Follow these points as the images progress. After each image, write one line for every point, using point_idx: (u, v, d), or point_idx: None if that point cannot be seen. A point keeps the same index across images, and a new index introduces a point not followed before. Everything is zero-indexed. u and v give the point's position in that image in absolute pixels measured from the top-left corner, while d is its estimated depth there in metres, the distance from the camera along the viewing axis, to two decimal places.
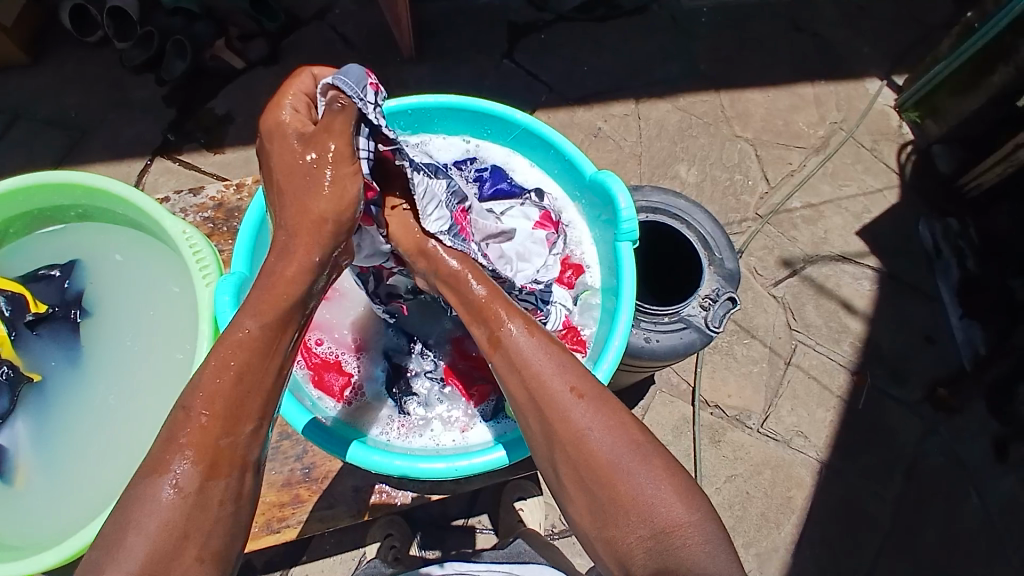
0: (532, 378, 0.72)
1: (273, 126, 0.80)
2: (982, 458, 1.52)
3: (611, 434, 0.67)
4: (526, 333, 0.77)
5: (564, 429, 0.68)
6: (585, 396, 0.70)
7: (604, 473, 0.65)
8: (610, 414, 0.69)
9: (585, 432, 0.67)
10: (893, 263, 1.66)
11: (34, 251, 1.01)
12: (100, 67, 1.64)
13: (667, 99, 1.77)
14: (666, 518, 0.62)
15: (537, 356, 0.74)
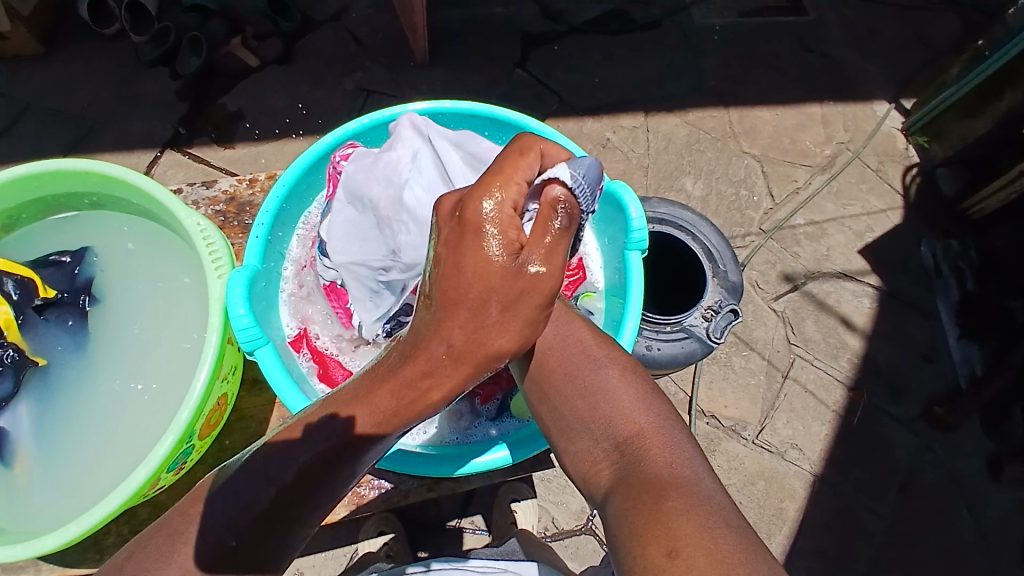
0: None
1: (482, 224, 0.57)
2: (976, 477, 1.54)
3: (575, 349, 0.79)
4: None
5: (534, 352, 0.80)
6: (553, 317, 0.82)
7: (569, 387, 0.76)
8: (573, 334, 0.81)
9: (551, 352, 0.79)
10: (893, 282, 1.68)
11: (47, 237, 1.04)
12: (120, 61, 1.67)
13: (675, 113, 1.80)
14: (622, 418, 0.70)
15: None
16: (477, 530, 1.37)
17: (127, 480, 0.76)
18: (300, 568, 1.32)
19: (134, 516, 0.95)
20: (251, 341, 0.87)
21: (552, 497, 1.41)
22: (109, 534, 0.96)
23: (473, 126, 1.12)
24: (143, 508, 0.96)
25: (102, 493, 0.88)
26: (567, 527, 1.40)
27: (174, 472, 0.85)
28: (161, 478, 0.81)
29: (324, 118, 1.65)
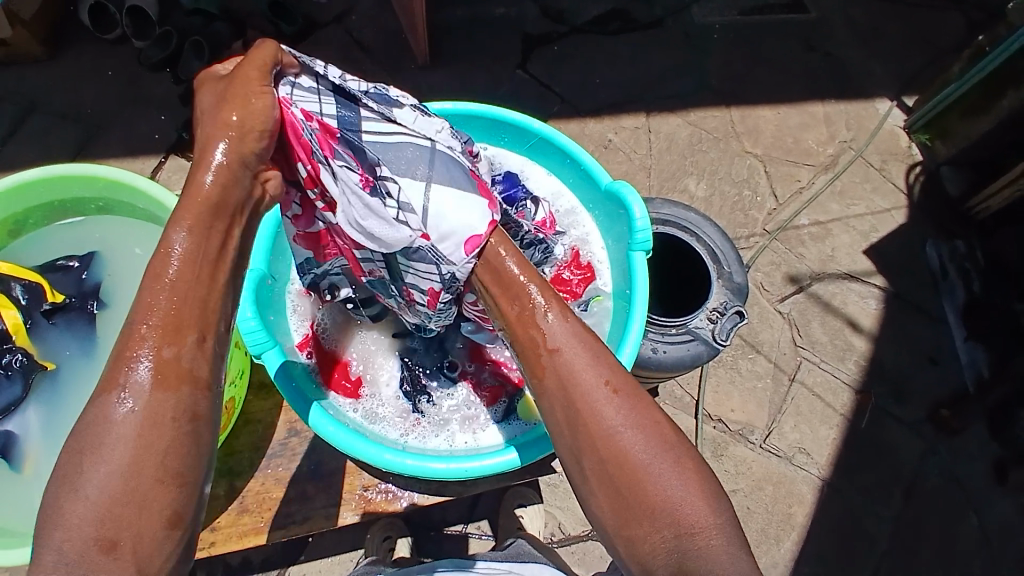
0: (565, 377, 0.60)
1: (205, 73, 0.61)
2: (981, 480, 1.52)
3: (646, 435, 0.57)
4: (564, 322, 0.63)
5: (592, 431, 0.57)
6: (620, 391, 0.58)
7: (635, 475, 0.56)
8: (644, 412, 0.58)
9: (619, 432, 0.57)
10: (899, 283, 1.67)
11: (55, 240, 1.01)
12: (118, 64, 1.65)
13: (678, 114, 1.78)
14: (697, 526, 0.54)
15: (579, 357, 0.60)
16: (484, 535, 1.36)
17: None
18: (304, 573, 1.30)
19: None
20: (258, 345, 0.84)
21: (559, 502, 1.39)
22: None
23: (477, 129, 1.09)
24: None
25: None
26: (574, 532, 1.38)
27: None
28: None
29: None
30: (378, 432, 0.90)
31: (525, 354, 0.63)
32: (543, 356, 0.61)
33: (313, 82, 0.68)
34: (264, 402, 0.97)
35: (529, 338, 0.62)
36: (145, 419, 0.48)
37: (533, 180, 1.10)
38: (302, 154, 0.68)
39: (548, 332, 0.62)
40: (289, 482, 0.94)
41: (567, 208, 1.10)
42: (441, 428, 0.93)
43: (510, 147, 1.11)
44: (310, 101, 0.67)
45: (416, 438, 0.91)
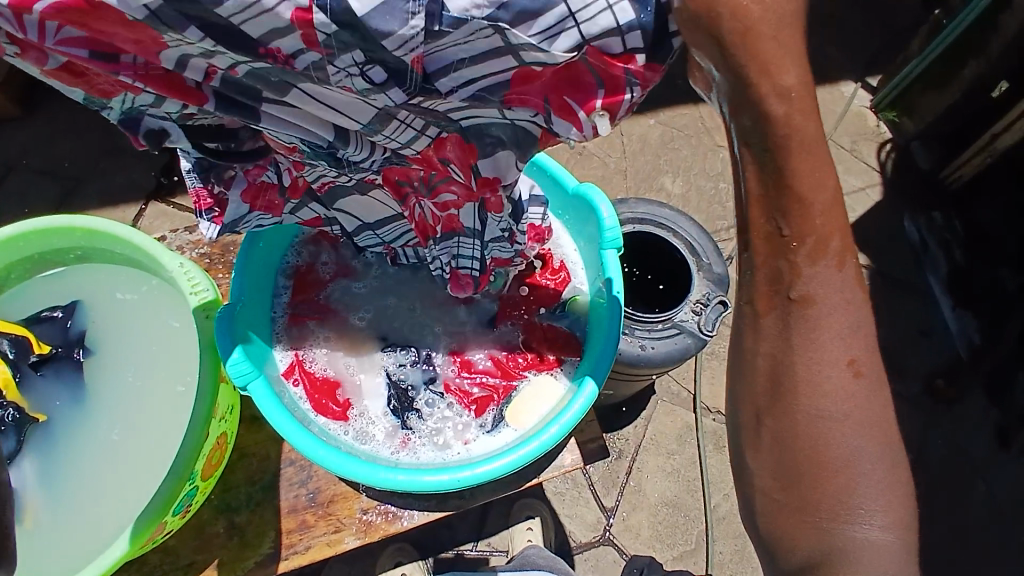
0: (804, 343, 0.54)
1: None
2: (985, 447, 1.53)
3: (861, 431, 0.56)
4: (836, 271, 0.53)
5: (796, 408, 0.55)
6: (864, 376, 0.55)
7: (824, 467, 0.56)
8: (869, 407, 0.56)
9: (826, 423, 0.55)
10: (880, 259, 1.69)
11: (39, 292, 0.99)
12: (92, 118, 1.67)
13: (648, 114, 1.81)
14: (864, 530, 0.56)
15: (830, 325, 0.54)
16: (495, 551, 1.36)
17: (130, 532, 0.76)
18: None
19: (145, 563, 0.91)
20: (242, 376, 0.83)
21: (566, 510, 1.40)
22: None
23: None
24: (153, 554, 0.92)
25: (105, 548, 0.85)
26: (585, 539, 1.39)
27: (180, 516, 0.84)
28: (167, 522, 0.81)
29: None
30: (371, 451, 0.91)
31: (751, 274, 0.54)
32: (778, 297, 0.54)
33: None
34: (256, 435, 0.98)
35: (785, 270, 0.52)
36: None
37: None
38: None
39: (813, 278, 0.53)
40: (289, 512, 0.95)
41: None
42: (433, 439, 0.94)
43: None
44: None
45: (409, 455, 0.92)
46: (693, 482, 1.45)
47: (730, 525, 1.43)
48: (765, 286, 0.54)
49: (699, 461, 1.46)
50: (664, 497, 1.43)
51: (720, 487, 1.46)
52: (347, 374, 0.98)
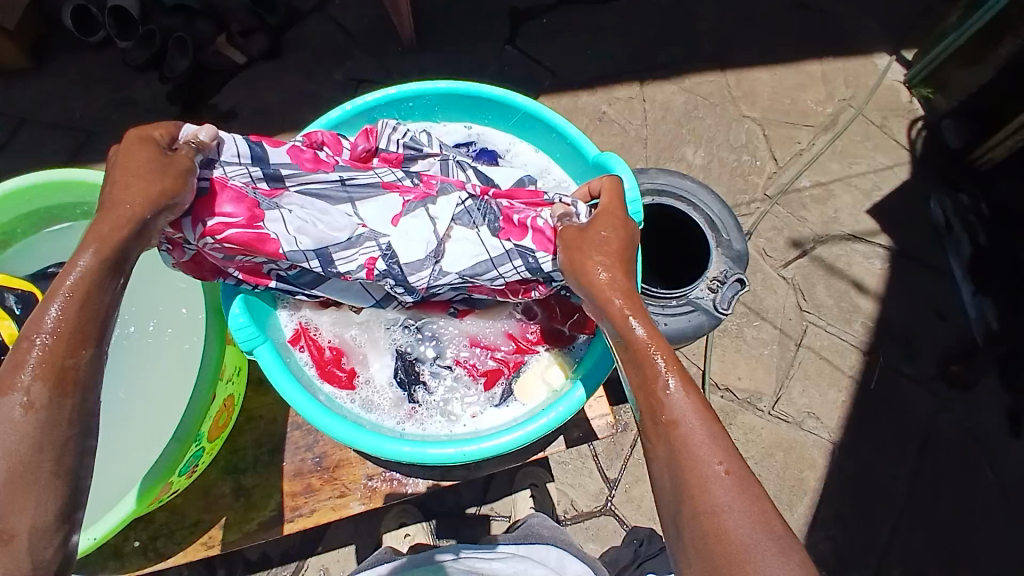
0: (682, 448, 0.58)
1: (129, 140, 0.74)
2: (996, 433, 1.51)
3: (751, 518, 0.53)
4: (694, 401, 0.61)
5: (697, 504, 0.54)
6: (734, 472, 0.55)
7: (739, 560, 0.51)
8: (755, 502, 0.54)
9: (723, 511, 0.53)
10: (904, 240, 1.64)
11: (46, 249, 1.00)
12: (103, 68, 1.64)
13: (672, 81, 1.75)
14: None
15: (697, 433, 0.58)
16: (497, 517, 1.36)
17: (136, 490, 0.76)
18: (322, 565, 1.32)
19: (152, 522, 0.92)
20: (249, 341, 0.84)
21: (569, 479, 1.40)
22: (127, 540, 0.92)
23: (461, 108, 1.09)
24: (160, 512, 0.92)
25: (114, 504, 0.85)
26: (587, 509, 1.39)
27: (186, 477, 0.84)
28: (172, 483, 0.80)
29: (312, 111, 1.63)
30: (377, 422, 0.90)
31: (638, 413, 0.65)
32: (656, 425, 0.61)
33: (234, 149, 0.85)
34: (263, 398, 0.98)
35: (651, 399, 0.63)
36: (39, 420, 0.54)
37: (519, 157, 1.11)
38: (234, 210, 0.83)
39: (670, 402, 0.61)
40: (294, 475, 0.95)
41: (555, 180, 1.09)
42: (440, 412, 0.93)
43: (495, 124, 1.10)
44: (238, 171, 0.85)
45: (415, 427, 0.91)
46: None
47: None
48: (648, 422, 0.62)
49: None
50: None
51: None
52: (354, 343, 0.96)
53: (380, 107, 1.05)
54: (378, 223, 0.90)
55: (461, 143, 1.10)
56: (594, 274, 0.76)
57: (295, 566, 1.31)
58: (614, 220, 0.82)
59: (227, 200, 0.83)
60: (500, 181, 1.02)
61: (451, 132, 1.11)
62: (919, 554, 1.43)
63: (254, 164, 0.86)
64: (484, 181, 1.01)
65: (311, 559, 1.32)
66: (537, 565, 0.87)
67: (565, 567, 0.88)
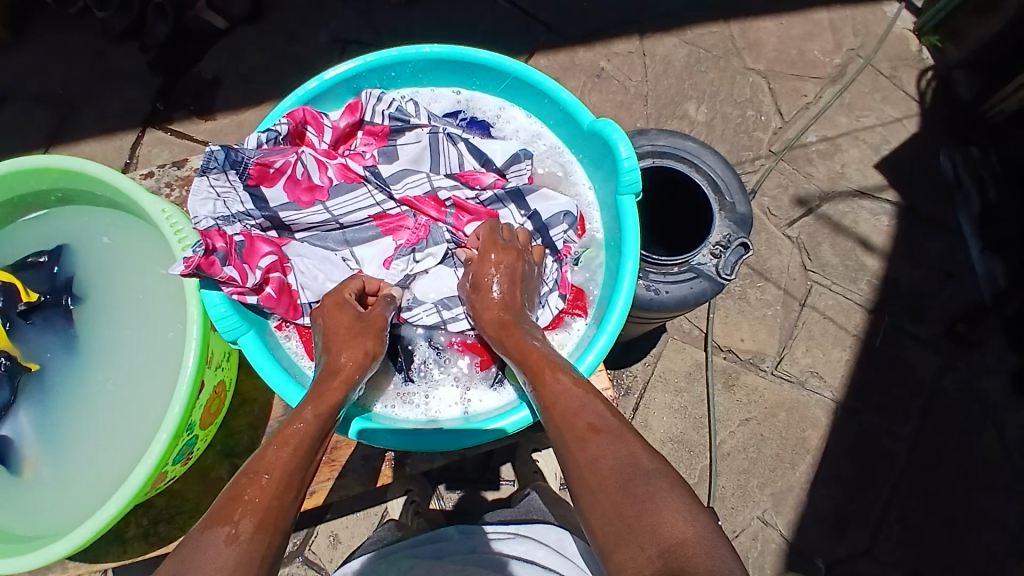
0: (562, 424, 0.65)
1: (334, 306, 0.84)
2: (1000, 390, 1.51)
3: (623, 461, 0.59)
4: (572, 383, 0.70)
5: (579, 464, 0.61)
6: (602, 430, 0.62)
7: (622, 500, 0.56)
8: (623, 447, 0.60)
9: (598, 462, 0.60)
10: (911, 196, 1.60)
11: (24, 238, 0.98)
12: (83, 38, 1.58)
13: (673, 34, 1.68)
14: (678, 541, 0.52)
15: (571, 406, 0.67)
16: (504, 481, 1.35)
17: (128, 487, 0.75)
18: (333, 530, 1.32)
19: (152, 507, 0.96)
20: (232, 330, 0.85)
21: None
22: (129, 525, 0.96)
23: (449, 72, 1.05)
24: (159, 498, 0.96)
25: (110, 494, 0.87)
26: None
27: (181, 463, 0.86)
28: (167, 471, 0.81)
29: (300, 75, 1.58)
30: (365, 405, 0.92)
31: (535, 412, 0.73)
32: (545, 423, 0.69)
33: (229, 187, 0.92)
34: (254, 380, 1.02)
35: (537, 392, 0.72)
36: (229, 537, 0.54)
37: (512, 124, 1.07)
38: (267, 247, 0.91)
39: (553, 393, 0.70)
40: None
41: (549, 149, 1.06)
42: (432, 391, 0.94)
43: (485, 89, 1.06)
44: (235, 202, 0.93)
45: (406, 411, 0.93)
46: (701, 420, 1.44)
47: (736, 463, 1.43)
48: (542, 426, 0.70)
49: (708, 399, 1.45)
50: (670, 434, 1.43)
51: (726, 425, 1.45)
52: None
53: (361, 75, 1.01)
54: (371, 266, 0.96)
55: (450, 110, 1.06)
56: (484, 309, 0.84)
57: (305, 533, 1.31)
58: (502, 254, 0.87)
59: (264, 246, 0.91)
60: (494, 158, 1.01)
61: (440, 98, 1.07)
62: (920, 512, 1.44)
63: (255, 207, 0.94)
64: (478, 158, 1.01)
65: (321, 525, 1.32)
66: (539, 546, 0.86)
67: (566, 547, 0.87)
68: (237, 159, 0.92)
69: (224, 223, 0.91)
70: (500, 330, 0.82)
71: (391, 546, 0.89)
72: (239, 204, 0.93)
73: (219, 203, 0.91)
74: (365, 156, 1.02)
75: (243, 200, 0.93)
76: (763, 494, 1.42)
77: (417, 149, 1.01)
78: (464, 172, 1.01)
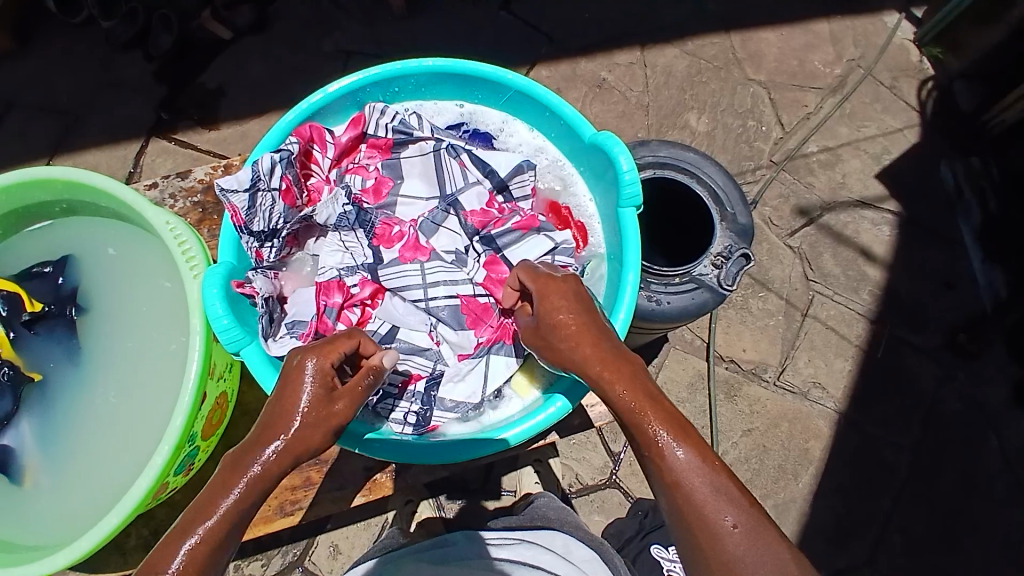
0: (689, 510, 0.55)
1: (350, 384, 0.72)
2: (1002, 403, 1.50)
3: (774, 569, 0.51)
4: (695, 457, 0.57)
5: (714, 564, 0.53)
6: (741, 528, 0.53)
7: None
8: (767, 549, 0.52)
9: (740, 568, 0.51)
10: (912, 207, 1.61)
11: (27, 248, 0.99)
12: (86, 48, 1.59)
13: (675, 45, 1.69)
14: None
15: (699, 490, 0.55)
16: (505, 491, 1.34)
17: (131, 498, 0.75)
18: (334, 541, 1.31)
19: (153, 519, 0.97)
20: (235, 343, 0.82)
21: (574, 454, 1.38)
22: (130, 536, 0.99)
23: (450, 86, 1.05)
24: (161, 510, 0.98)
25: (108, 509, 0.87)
26: (592, 482, 1.37)
27: (183, 474, 0.86)
28: (169, 482, 0.82)
29: (302, 85, 1.59)
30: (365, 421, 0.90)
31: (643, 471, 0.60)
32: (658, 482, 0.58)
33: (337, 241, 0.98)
34: (257, 392, 1.02)
35: (652, 462, 0.58)
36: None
37: (513, 136, 1.07)
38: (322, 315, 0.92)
39: (669, 464, 0.57)
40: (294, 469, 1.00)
41: (551, 161, 1.06)
42: (431, 405, 0.92)
43: (487, 102, 1.06)
44: (352, 241, 0.98)
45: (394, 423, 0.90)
46: (702, 430, 1.44)
47: (739, 475, 1.43)
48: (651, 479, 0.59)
49: (710, 410, 1.45)
50: None
51: (728, 436, 1.45)
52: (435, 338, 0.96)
53: (364, 88, 1.01)
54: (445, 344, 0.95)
55: (452, 122, 1.06)
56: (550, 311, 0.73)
57: (305, 545, 1.31)
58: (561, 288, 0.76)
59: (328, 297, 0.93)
60: (498, 168, 1.00)
61: (442, 111, 1.07)
62: (922, 525, 1.43)
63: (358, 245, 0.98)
64: (481, 168, 1.00)
65: (322, 536, 1.32)
66: (544, 551, 0.87)
67: (572, 552, 0.88)
68: (365, 219, 0.98)
69: (347, 273, 0.97)
70: (600, 374, 0.66)
71: (394, 552, 0.89)
72: (261, 222, 0.90)
73: (346, 255, 0.98)
74: (369, 169, 1.01)
75: (365, 253, 0.98)
76: (765, 505, 1.41)
77: (421, 161, 1.00)
78: (470, 184, 1.00)
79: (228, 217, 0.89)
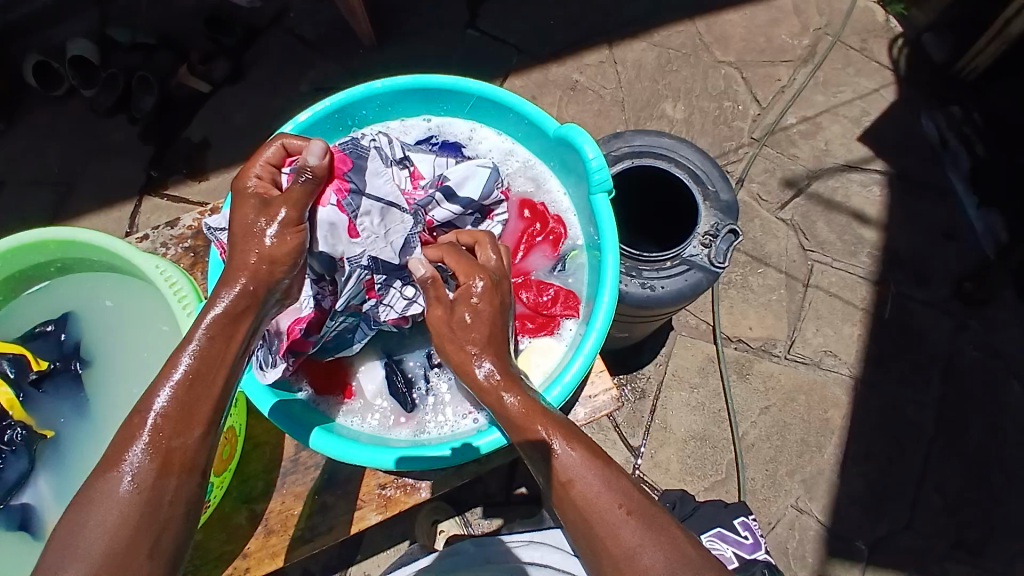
0: (583, 507, 0.58)
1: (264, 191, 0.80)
2: (1019, 345, 1.48)
3: (664, 552, 0.55)
4: (587, 456, 0.61)
5: (612, 554, 0.55)
6: (635, 514, 0.57)
7: None
8: (661, 533, 0.56)
9: (636, 554, 0.55)
10: (901, 164, 1.60)
11: (28, 310, 1.01)
12: (72, 118, 1.64)
13: (641, 38, 1.71)
14: None
15: (591, 483, 0.59)
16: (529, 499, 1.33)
17: None
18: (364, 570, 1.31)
19: None
20: None
21: None
22: None
23: (416, 102, 1.07)
24: None
25: None
26: None
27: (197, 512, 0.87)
28: None
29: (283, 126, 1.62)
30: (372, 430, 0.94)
31: (536, 474, 0.64)
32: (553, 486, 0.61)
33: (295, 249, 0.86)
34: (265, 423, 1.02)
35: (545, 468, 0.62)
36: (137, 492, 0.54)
37: (483, 142, 1.09)
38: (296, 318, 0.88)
39: (563, 463, 0.61)
40: (312, 493, 1.00)
41: (522, 161, 1.08)
42: (438, 408, 0.96)
43: (453, 113, 1.09)
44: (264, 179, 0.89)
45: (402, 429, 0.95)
46: (720, 413, 1.43)
47: (761, 453, 1.41)
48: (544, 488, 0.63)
49: (724, 393, 1.44)
50: (691, 431, 1.41)
51: (746, 415, 1.44)
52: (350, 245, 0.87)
53: (331, 116, 1.04)
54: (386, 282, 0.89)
55: (421, 136, 1.08)
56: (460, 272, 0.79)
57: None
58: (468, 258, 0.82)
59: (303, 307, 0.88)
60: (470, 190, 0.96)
61: (410, 128, 1.10)
62: (955, 479, 1.41)
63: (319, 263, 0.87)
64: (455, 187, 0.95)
65: (352, 567, 1.32)
66: (554, 551, 0.87)
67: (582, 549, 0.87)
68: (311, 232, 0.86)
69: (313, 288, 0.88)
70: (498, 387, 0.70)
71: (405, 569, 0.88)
72: None
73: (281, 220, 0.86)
74: None
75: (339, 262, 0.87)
76: (792, 481, 1.40)
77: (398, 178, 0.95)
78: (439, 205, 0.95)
79: (215, 251, 0.92)
